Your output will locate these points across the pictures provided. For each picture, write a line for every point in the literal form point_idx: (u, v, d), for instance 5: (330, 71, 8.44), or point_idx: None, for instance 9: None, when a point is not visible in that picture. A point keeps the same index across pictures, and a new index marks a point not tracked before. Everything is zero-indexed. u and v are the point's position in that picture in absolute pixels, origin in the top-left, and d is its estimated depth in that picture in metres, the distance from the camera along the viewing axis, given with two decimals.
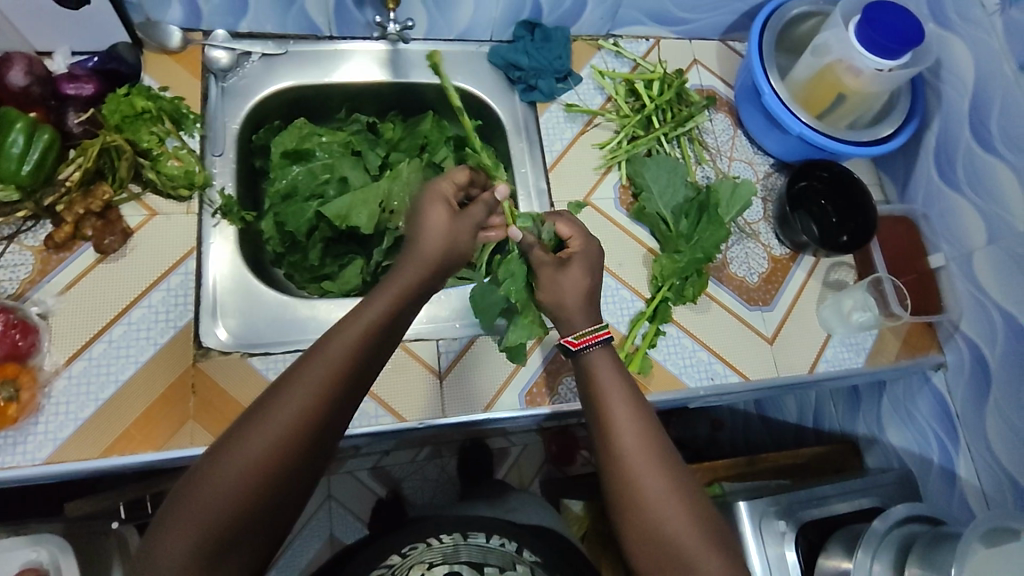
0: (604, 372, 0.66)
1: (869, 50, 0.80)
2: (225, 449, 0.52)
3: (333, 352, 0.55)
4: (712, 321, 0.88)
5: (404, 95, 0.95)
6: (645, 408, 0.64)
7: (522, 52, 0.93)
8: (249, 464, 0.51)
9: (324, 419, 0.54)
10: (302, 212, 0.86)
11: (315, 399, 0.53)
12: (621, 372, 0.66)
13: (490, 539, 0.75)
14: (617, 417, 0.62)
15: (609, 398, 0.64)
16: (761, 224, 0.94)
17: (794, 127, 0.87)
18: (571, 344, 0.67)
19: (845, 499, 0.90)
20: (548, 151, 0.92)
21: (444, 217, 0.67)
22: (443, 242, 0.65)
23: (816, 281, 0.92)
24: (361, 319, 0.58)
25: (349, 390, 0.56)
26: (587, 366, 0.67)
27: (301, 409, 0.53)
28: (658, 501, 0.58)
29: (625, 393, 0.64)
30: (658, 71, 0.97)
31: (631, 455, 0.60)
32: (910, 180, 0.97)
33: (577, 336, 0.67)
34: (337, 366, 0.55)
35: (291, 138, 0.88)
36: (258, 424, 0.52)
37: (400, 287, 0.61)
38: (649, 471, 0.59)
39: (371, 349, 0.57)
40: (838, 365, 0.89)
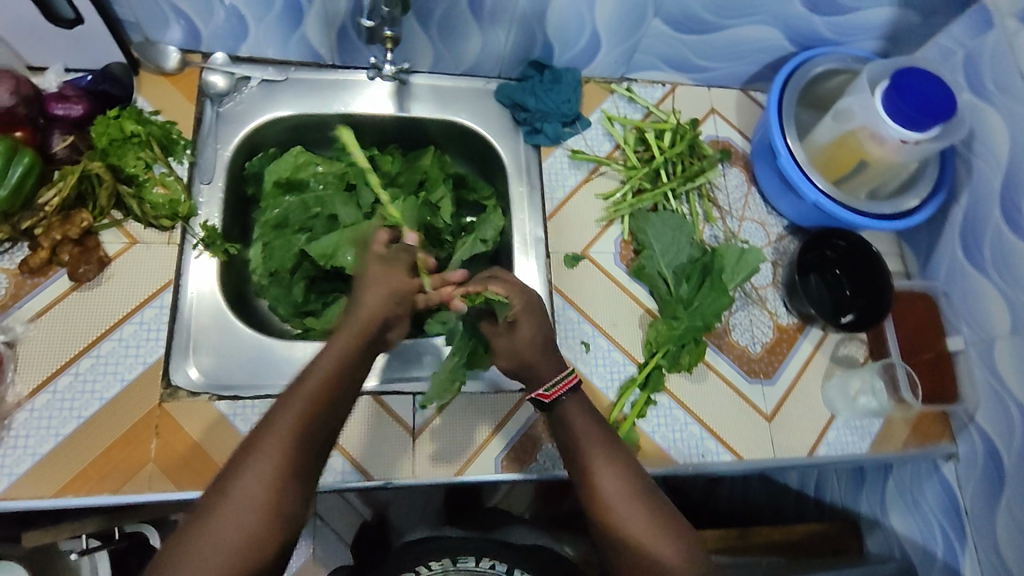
0: (573, 410, 0.67)
1: (893, 119, 0.76)
2: (211, 512, 0.52)
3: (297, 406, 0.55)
4: (707, 392, 0.83)
5: (406, 130, 0.93)
6: (613, 442, 0.65)
7: (530, 92, 0.89)
8: (238, 530, 0.51)
9: (300, 474, 0.54)
10: (289, 247, 0.85)
11: (275, 472, 0.53)
12: (593, 416, 0.67)
13: (480, 562, 0.72)
14: (594, 452, 0.64)
15: (583, 436, 0.65)
16: (769, 290, 0.89)
17: (810, 194, 0.82)
18: (543, 397, 0.67)
19: None
20: (549, 198, 0.89)
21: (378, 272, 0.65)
22: (382, 301, 0.62)
23: (823, 356, 0.87)
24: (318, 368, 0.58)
25: (317, 442, 0.56)
26: (555, 414, 0.67)
27: (277, 466, 0.53)
28: (639, 528, 0.60)
29: (597, 428, 0.66)
30: (671, 121, 0.92)
31: (609, 484, 0.62)
32: (933, 254, 0.91)
33: (547, 389, 0.67)
34: (288, 440, 0.54)
35: (286, 166, 0.86)
36: (240, 484, 0.52)
37: (351, 333, 0.60)
38: (626, 499, 0.61)
39: (331, 399, 0.57)
40: (841, 449, 0.84)
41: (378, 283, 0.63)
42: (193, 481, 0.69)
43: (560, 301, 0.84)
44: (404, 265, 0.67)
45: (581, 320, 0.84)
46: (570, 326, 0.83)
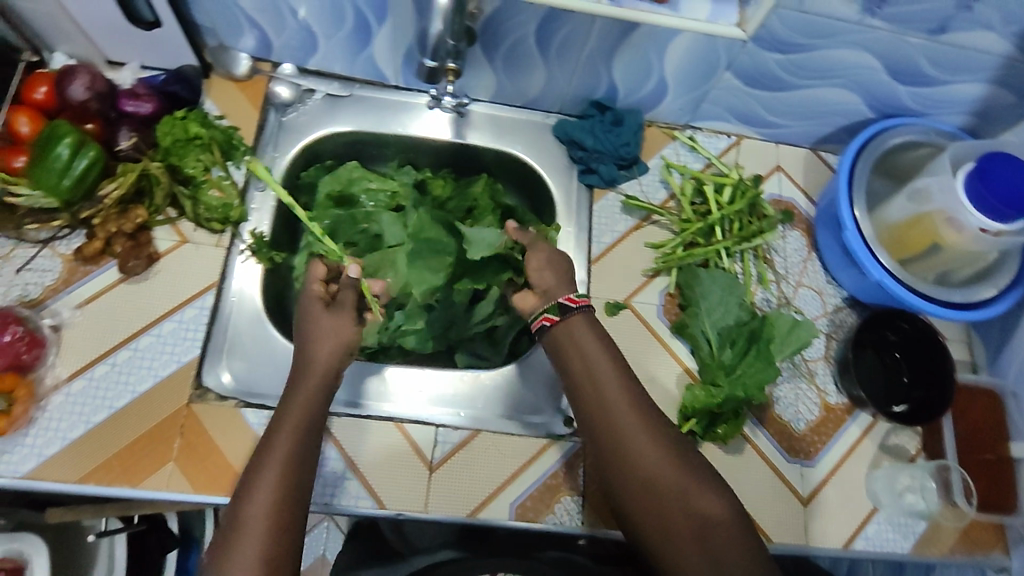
0: (583, 335, 0.67)
1: (976, 207, 0.70)
2: (233, 527, 0.57)
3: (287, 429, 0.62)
4: (742, 465, 0.79)
5: (461, 156, 0.92)
6: (639, 395, 0.65)
7: (589, 131, 0.87)
8: None
9: (301, 482, 0.60)
10: None
11: (265, 543, 0.56)
12: (594, 332, 0.68)
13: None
14: (595, 377, 0.65)
15: (580, 351, 0.66)
16: (820, 364, 0.84)
17: (874, 273, 0.77)
18: (571, 300, 0.68)
19: None
20: (596, 242, 0.86)
21: (323, 315, 0.71)
22: (336, 354, 0.68)
23: (870, 442, 0.82)
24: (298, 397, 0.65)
25: (308, 456, 0.62)
26: (564, 322, 0.68)
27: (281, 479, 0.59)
28: (646, 449, 0.62)
29: (594, 344, 0.67)
30: (732, 176, 0.88)
31: (613, 407, 0.63)
32: (1004, 348, 0.84)
33: (576, 294, 0.69)
34: (270, 509, 0.57)
35: (340, 180, 0.87)
36: (250, 499, 0.58)
37: (316, 371, 0.67)
38: (631, 421, 0.63)
39: (312, 421, 0.64)
40: (879, 546, 0.78)
41: (328, 336, 0.69)
42: (209, 485, 0.69)
43: None
44: (345, 304, 0.72)
45: None
46: None
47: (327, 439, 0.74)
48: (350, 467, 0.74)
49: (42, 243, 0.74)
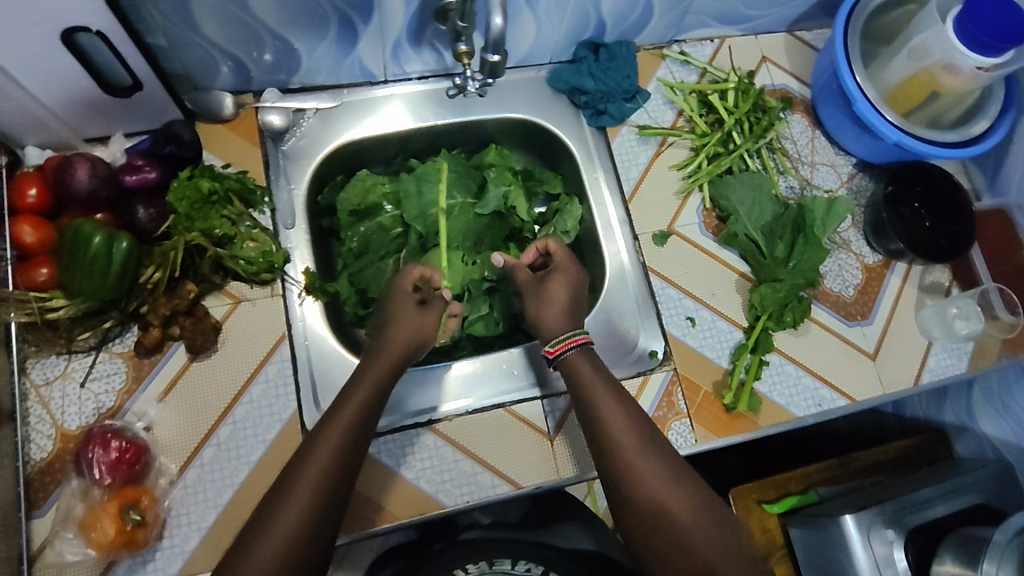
0: (585, 371, 0.70)
1: (971, 49, 0.76)
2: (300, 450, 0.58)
3: (354, 401, 0.63)
4: (814, 343, 0.85)
5: (466, 133, 0.91)
6: (641, 424, 0.66)
7: (587, 74, 0.88)
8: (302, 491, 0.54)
9: (354, 463, 0.59)
10: (381, 272, 0.85)
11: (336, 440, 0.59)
12: (595, 369, 0.71)
13: (516, 564, 0.70)
14: (601, 405, 0.67)
15: (587, 388, 0.69)
16: (851, 232, 0.90)
17: (889, 134, 0.82)
18: (549, 353, 0.72)
19: (945, 500, 0.92)
20: (625, 179, 0.89)
21: (410, 311, 0.74)
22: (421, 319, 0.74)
23: (912, 287, 0.90)
24: (366, 378, 0.66)
25: (362, 438, 0.61)
26: (564, 369, 0.72)
27: (352, 413, 0.61)
28: (645, 461, 0.62)
29: (598, 381, 0.69)
30: (730, 80, 0.92)
31: (619, 435, 0.64)
32: (1003, 169, 0.92)
33: (551, 345, 0.72)
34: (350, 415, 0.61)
35: (356, 192, 0.84)
36: (309, 460, 0.57)
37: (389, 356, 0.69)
38: (633, 441, 0.63)
39: (374, 403, 0.64)
40: (941, 373, 0.87)
41: (401, 325, 0.72)
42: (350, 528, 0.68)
43: (658, 282, 0.85)
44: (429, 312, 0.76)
45: (681, 296, 0.85)
46: (673, 304, 0.84)
47: (446, 443, 0.76)
48: (478, 461, 0.76)
49: (95, 349, 0.70)
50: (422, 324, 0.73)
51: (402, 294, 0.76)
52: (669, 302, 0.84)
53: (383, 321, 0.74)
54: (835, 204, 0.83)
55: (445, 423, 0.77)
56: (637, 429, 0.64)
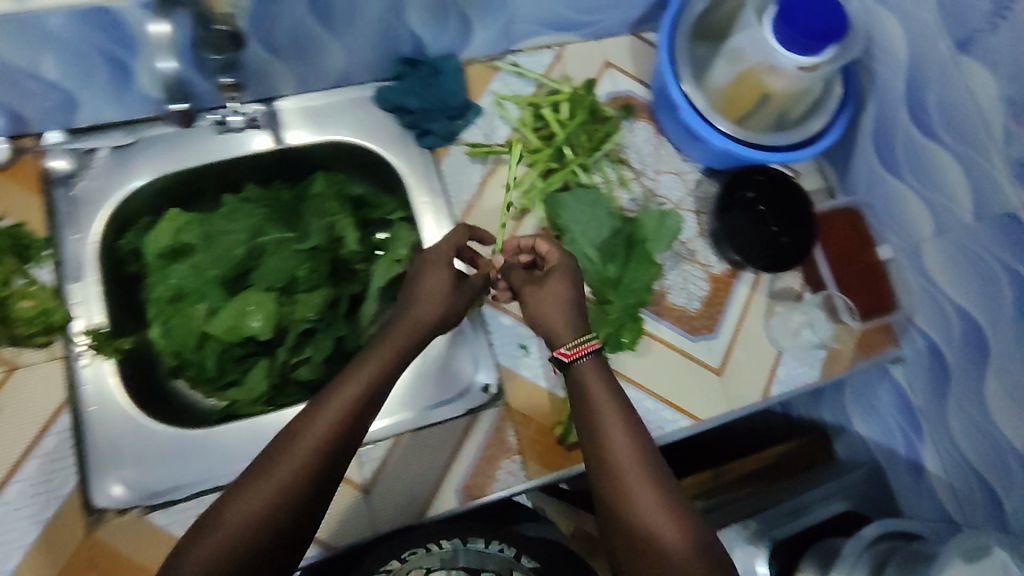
0: (589, 378, 0.64)
1: (788, 48, 0.70)
2: (281, 445, 0.56)
3: (336, 401, 0.59)
4: (654, 361, 0.82)
5: (287, 161, 0.85)
6: (652, 456, 0.59)
7: (408, 93, 0.82)
8: (258, 497, 0.52)
9: (331, 467, 0.56)
10: (191, 319, 0.78)
11: (319, 438, 0.56)
12: (612, 385, 0.64)
13: (489, 544, 0.73)
14: (608, 431, 0.60)
15: (596, 408, 0.62)
16: (697, 241, 0.87)
17: (716, 142, 0.79)
18: (564, 357, 0.66)
19: (821, 506, 0.93)
20: (455, 202, 0.83)
21: (444, 279, 0.71)
22: (440, 298, 0.70)
23: (760, 295, 0.87)
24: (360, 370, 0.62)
25: (350, 440, 0.58)
26: (574, 374, 0.65)
27: (344, 409, 0.58)
28: (650, 508, 0.55)
29: (611, 401, 0.62)
30: (565, 90, 0.86)
31: (624, 469, 0.58)
32: (850, 167, 0.89)
33: (568, 348, 0.65)
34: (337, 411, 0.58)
35: (166, 233, 0.79)
36: (273, 469, 0.54)
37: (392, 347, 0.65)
38: (638, 478, 0.57)
39: (367, 399, 0.60)
40: (792, 384, 0.84)
41: (425, 297, 0.70)
42: None
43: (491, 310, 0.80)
44: (465, 285, 0.73)
45: (514, 324, 0.80)
46: (504, 332, 0.80)
47: None
48: None
49: None
50: (456, 296, 0.72)
51: (435, 260, 0.73)
52: (501, 332, 0.80)
53: (408, 292, 0.71)
54: (661, 220, 0.80)
55: None
56: (642, 456, 0.59)
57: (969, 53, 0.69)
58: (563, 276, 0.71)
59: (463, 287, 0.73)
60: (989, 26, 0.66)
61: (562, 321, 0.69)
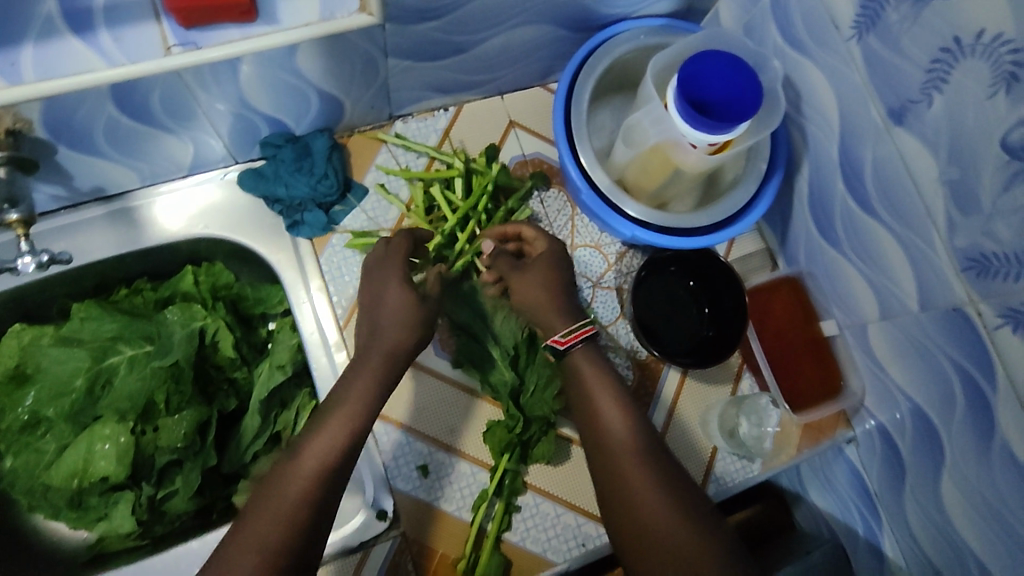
0: (584, 368, 0.64)
1: (690, 127, 0.60)
2: (287, 462, 0.56)
3: (335, 422, 0.58)
4: (574, 469, 0.72)
5: (149, 257, 0.75)
6: (650, 438, 0.60)
7: (276, 178, 0.72)
8: (276, 511, 0.52)
9: (332, 490, 0.55)
10: (39, 457, 0.69)
11: (331, 447, 0.57)
12: (605, 368, 0.65)
13: None
14: (604, 411, 0.62)
15: (593, 394, 0.63)
16: (619, 323, 0.78)
17: (624, 229, 0.69)
18: (559, 343, 0.65)
19: None
20: (338, 301, 0.75)
21: (407, 297, 0.65)
22: (408, 322, 0.64)
23: (693, 379, 0.79)
24: (352, 387, 0.61)
25: (349, 460, 0.58)
26: (567, 363, 0.65)
27: (348, 421, 0.59)
28: (649, 486, 0.57)
29: (607, 388, 0.63)
30: (458, 164, 0.75)
31: (621, 451, 0.59)
32: (788, 230, 0.79)
33: (563, 334, 0.65)
34: (346, 420, 0.59)
35: (11, 352, 0.72)
36: (278, 491, 0.54)
37: (376, 361, 0.63)
38: (634, 457, 0.59)
39: (362, 413, 0.60)
40: (728, 478, 0.76)
41: (395, 311, 0.64)
42: None
43: (383, 426, 0.71)
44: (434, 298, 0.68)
45: (410, 440, 0.71)
46: (400, 450, 0.70)
47: None
48: None
49: None
50: (421, 311, 0.65)
51: (393, 272, 0.67)
52: (397, 449, 0.70)
53: (370, 311, 0.66)
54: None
55: None
56: (640, 439, 0.60)
57: (902, 124, 0.59)
58: (550, 262, 0.69)
59: (427, 300, 0.67)
60: (925, 98, 0.56)
61: (557, 305, 0.67)
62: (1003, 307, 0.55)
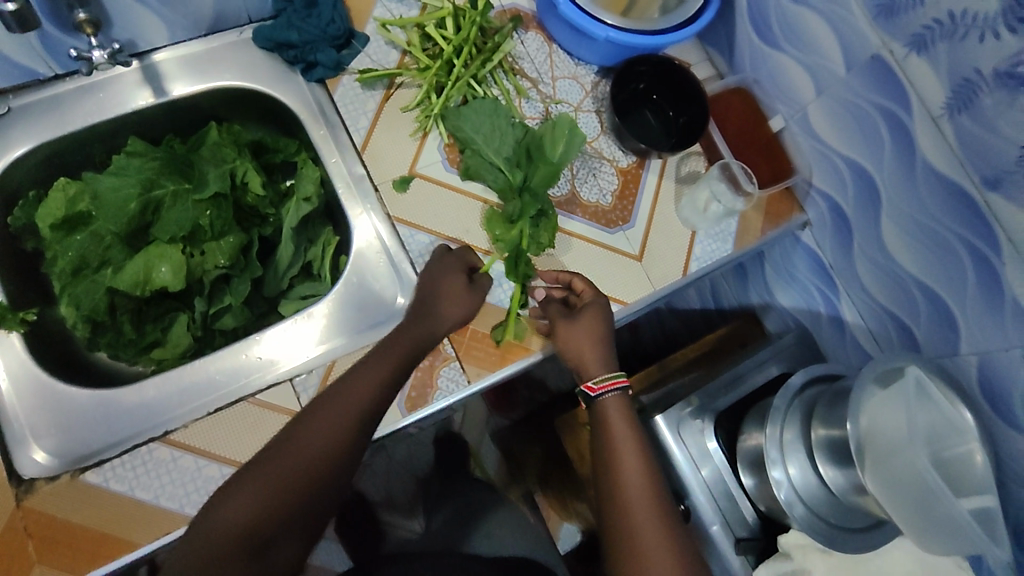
0: (613, 411, 0.71)
1: None
2: (344, 384, 0.66)
3: (385, 361, 0.68)
4: (577, 256, 0.84)
5: (176, 113, 0.83)
6: (666, 501, 0.66)
7: (288, 27, 0.81)
8: (324, 434, 0.62)
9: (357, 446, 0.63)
10: (96, 289, 0.75)
11: (380, 384, 0.66)
12: (632, 423, 0.70)
13: None
14: (626, 468, 0.67)
15: (616, 445, 0.69)
16: (601, 139, 0.89)
17: (600, 32, 0.82)
18: (590, 390, 0.72)
19: (760, 370, 0.96)
20: (355, 130, 0.82)
21: (461, 283, 0.74)
22: (463, 287, 0.74)
23: (669, 182, 0.89)
24: (387, 355, 0.69)
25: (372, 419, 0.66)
26: (597, 408, 0.72)
27: (398, 361, 0.68)
28: (656, 548, 0.63)
29: (631, 440, 0.69)
30: (447, 5, 0.85)
31: (633, 504, 0.65)
32: (734, 49, 0.92)
33: (596, 383, 0.72)
34: (400, 357, 0.69)
35: (58, 202, 0.75)
36: (331, 412, 0.63)
37: (415, 329, 0.71)
38: (645, 515, 0.65)
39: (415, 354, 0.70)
40: (709, 259, 0.88)
41: (447, 287, 0.74)
42: (92, 560, 0.65)
43: (408, 230, 0.80)
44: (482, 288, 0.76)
45: (433, 240, 0.80)
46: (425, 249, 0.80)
47: (182, 450, 0.69)
48: (226, 463, 0.69)
49: None
50: (471, 298, 0.74)
51: (449, 261, 0.76)
52: (423, 249, 0.80)
53: (426, 285, 0.74)
54: (554, 134, 0.78)
55: (178, 432, 0.70)
56: (656, 502, 0.66)
57: None
58: (595, 312, 0.76)
59: (478, 289, 0.76)
60: None
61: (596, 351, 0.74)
62: (908, 36, 0.70)
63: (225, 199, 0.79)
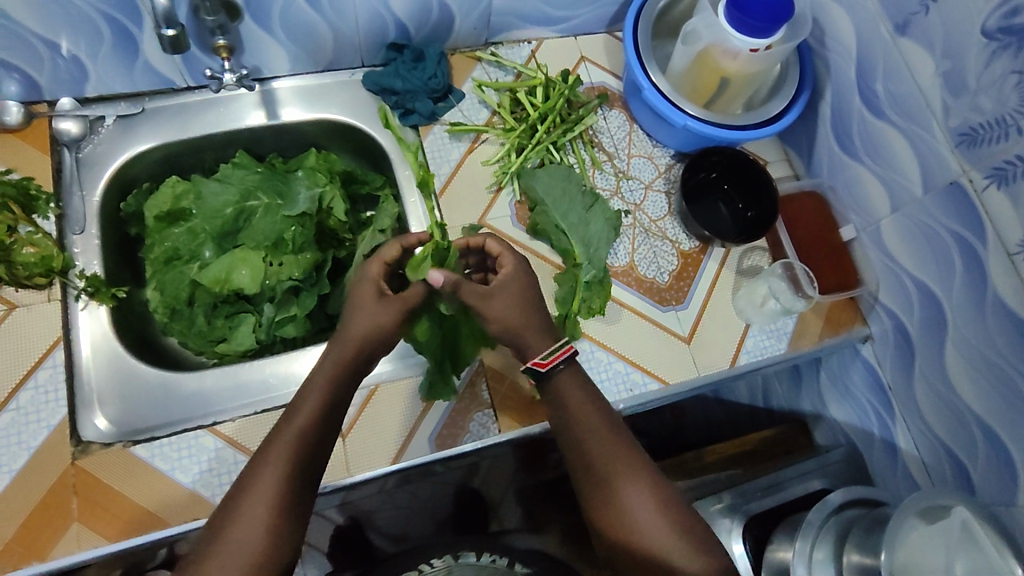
0: (571, 387, 0.67)
1: (740, 31, 0.78)
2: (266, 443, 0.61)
3: (301, 412, 0.62)
4: (625, 329, 0.85)
5: (283, 135, 0.92)
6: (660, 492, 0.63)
7: (394, 75, 0.89)
8: (264, 488, 0.57)
9: (304, 488, 0.59)
10: (181, 278, 0.82)
11: (303, 424, 0.61)
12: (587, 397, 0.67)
13: (482, 555, 0.90)
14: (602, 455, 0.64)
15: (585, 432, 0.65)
16: (667, 220, 0.92)
17: (679, 120, 0.86)
18: (540, 366, 0.67)
19: (798, 482, 0.93)
20: (437, 175, 0.89)
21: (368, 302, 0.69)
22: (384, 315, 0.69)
23: (729, 271, 0.90)
24: (298, 411, 0.62)
25: (313, 458, 0.61)
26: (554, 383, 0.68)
27: (318, 399, 0.63)
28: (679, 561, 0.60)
29: (595, 421, 0.66)
30: (540, 76, 0.92)
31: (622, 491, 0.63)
32: (813, 153, 0.94)
33: (544, 357, 0.67)
34: (317, 399, 0.63)
35: (165, 198, 0.84)
36: (263, 465, 0.59)
37: (321, 379, 0.64)
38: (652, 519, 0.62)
39: (330, 395, 0.64)
40: (760, 355, 0.87)
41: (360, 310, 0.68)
42: (124, 531, 0.69)
43: None
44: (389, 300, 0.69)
45: None
46: None
47: (227, 445, 0.73)
48: None
49: None
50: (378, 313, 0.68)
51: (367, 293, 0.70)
52: None
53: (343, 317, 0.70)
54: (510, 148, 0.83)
55: (225, 424, 0.74)
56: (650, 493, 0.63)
57: (908, 35, 0.75)
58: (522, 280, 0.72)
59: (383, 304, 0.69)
60: (922, 8, 0.73)
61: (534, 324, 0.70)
62: (989, 168, 0.69)
63: (309, 220, 0.85)
